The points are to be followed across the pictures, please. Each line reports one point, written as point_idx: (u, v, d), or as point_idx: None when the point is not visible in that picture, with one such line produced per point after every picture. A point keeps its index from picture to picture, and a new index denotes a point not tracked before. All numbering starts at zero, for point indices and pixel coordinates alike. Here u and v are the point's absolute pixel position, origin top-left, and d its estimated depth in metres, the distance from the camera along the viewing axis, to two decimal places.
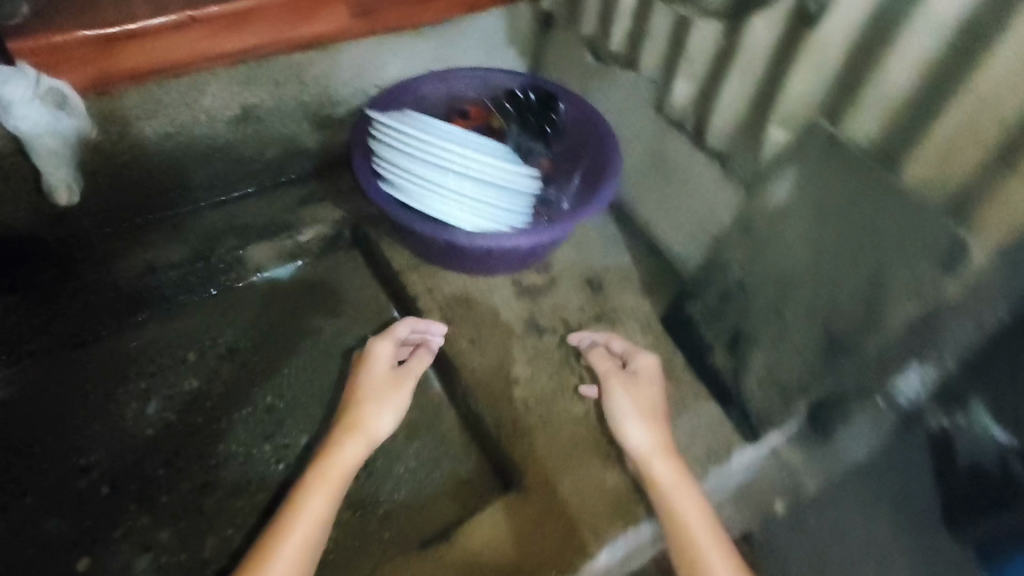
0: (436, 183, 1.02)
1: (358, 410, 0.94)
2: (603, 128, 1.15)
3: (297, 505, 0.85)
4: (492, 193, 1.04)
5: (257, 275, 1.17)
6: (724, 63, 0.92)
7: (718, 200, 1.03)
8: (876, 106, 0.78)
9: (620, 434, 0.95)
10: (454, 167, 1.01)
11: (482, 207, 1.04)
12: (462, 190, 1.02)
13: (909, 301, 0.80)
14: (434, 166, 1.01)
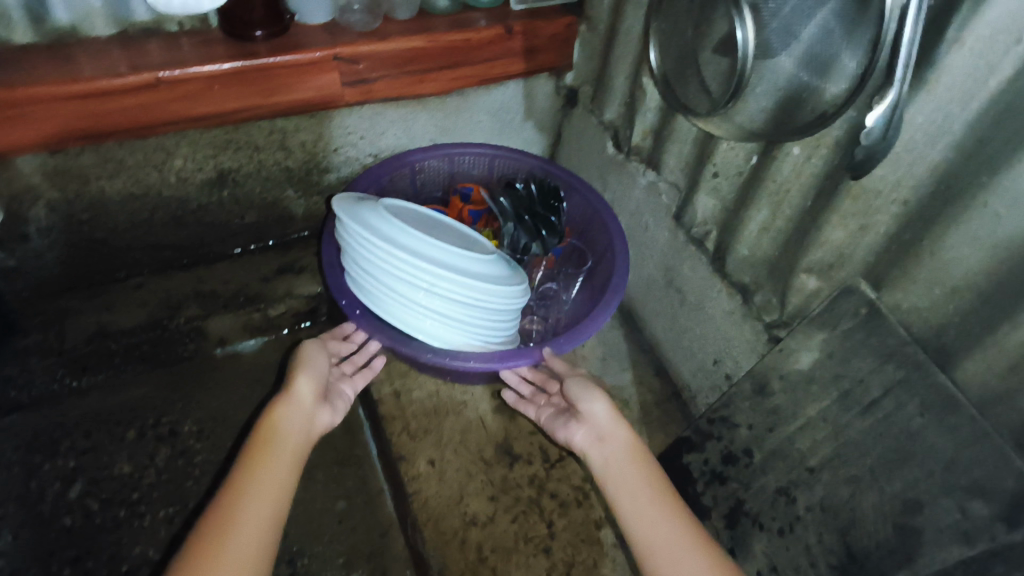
0: (403, 296, 0.84)
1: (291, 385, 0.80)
2: (614, 232, 1.00)
3: (251, 478, 0.69)
4: (470, 312, 0.85)
5: (219, 348, 1.10)
6: (753, 191, 0.79)
7: (740, 335, 0.86)
8: (932, 283, 0.62)
9: (580, 411, 0.82)
10: (425, 285, 0.82)
11: (458, 325, 0.86)
12: (433, 308, 0.84)
13: (960, 544, 0.59)
14: (400, 278, 0.83)
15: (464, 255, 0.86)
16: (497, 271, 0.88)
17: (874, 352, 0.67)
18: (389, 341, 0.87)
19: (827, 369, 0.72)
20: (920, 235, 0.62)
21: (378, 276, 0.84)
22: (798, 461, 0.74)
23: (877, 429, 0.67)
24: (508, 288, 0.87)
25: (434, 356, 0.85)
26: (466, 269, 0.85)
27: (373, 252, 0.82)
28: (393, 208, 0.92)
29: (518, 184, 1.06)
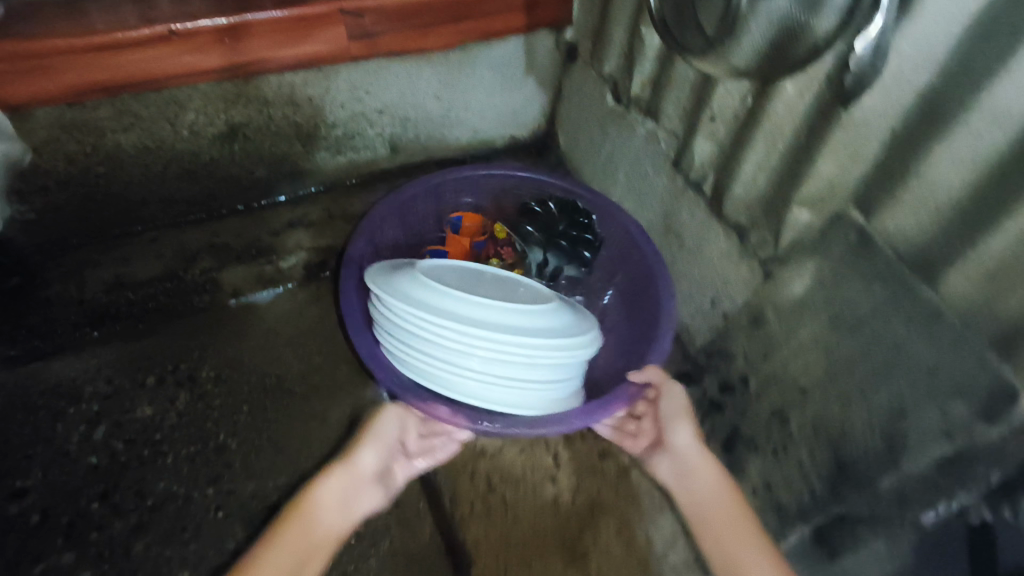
0: (465, 370, 0.74)
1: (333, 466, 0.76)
2: (651, 255, 0.99)
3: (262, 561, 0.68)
4: (562, 369, 0.76)
5: (234, 300, 1.14)
6: (748, 130, 0.82)
7: (736, 273, 0.90)
8: (917, 204, 0.65)
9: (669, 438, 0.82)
10: (485, 354, 0.72)
11: (550, 386, 0.77)
12: (502, 377, 0.74)
13: (941, 443, 0.65)
14: (457, 352, 0.73)
15: (534, 309, 0.77)
16: (563, 320, 0.79)
17: (862, 275, 0.71)
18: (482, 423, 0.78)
19: (819, 295, 0.76)
20: (905, 160, 0.65)
21: (449, 358, 0.74)
22: (791, 384, 0.80)
23: (865, 347, 0.71)
24: (587, 331, 0.80)
25: (535, 427, 0.78)
26: (529, 327, 0.75)
27: (447, 337, 0.72)
28: (431, 271, 0.82)
29: (538, 207, 1.04)
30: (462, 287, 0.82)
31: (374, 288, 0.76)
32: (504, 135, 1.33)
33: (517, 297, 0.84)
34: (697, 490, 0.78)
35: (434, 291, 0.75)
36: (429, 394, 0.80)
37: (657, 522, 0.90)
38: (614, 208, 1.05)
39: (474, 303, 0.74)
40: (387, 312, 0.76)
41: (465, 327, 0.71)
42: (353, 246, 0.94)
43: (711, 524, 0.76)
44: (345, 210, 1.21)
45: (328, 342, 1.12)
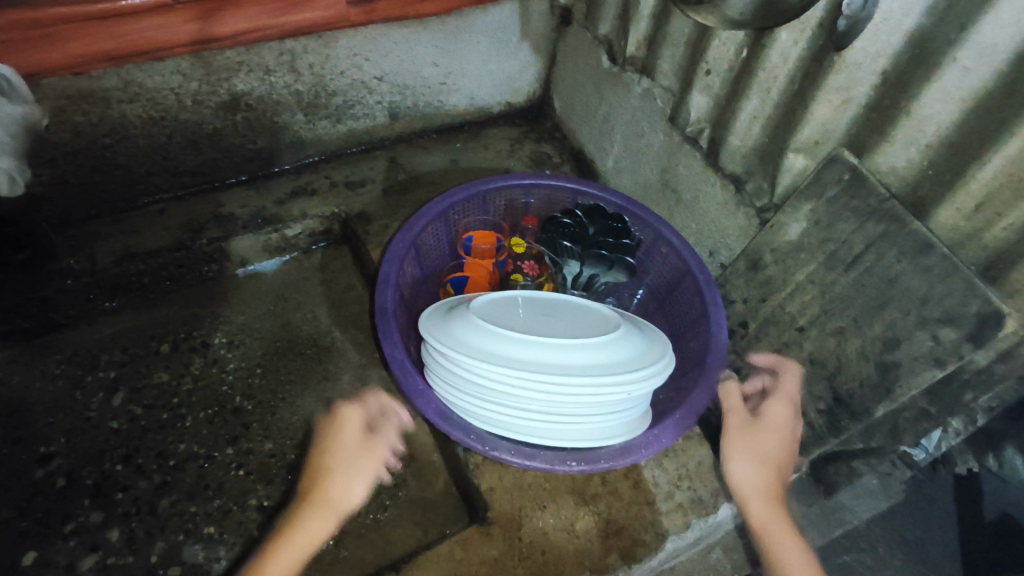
0: (557, 416, 0.70)
1: (309, 485, 0.74)
2: (691, 263, 0.92)
3: None
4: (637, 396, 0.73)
5: (242, 268, 1.16)
6: (743, 81, 0.85)
7: (733, 222, 0.94)
8: (908, 141, 0.68)
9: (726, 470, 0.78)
10: (580, 400, 0.68)
11: (626, 413, 0.74)
12: (594, 415, 0.71)
13: (932, 368, 0.68)
14: (547, 402, 0.69)
15: (603, 340, 0.73)
16: (637, 341, 0.75)
17: (856, 213, 0.74)
18: (571, 464, 0.75)
19: (814, 236, 0.80)
20: (896, 99, 0.67)
21: (520, 405, 0.70)
22: (789, 323, 0.84)
23: (860, 282, 0.75)
24: (655, 349, 0.75)
25: (621, 456, 0.75)
26: (613, 360, 0.71)
27: (537, 390, 0.67)
28: (481, 312, 0.77)
29: (565, 216, 0.98)
30: (515, 322, 0.77)
31: (441, 349, 0.69)
32: (500, 102, 1.35)
33: (572, 323, 0.79)
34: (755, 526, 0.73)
35: (507, 340, 0.70)
36: (510, 444, 0.75)
37: (662, 466, 0.92)
38: (650, 215, 0.97)
39: (535, 343, 0.71)
40: (458, 370, 0.70)
41: (554, 376, 0.67)
42: (386, 264, 0.88)
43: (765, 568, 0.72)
44: (348, 178, 1.23)
45: (337, 307, 1.15)
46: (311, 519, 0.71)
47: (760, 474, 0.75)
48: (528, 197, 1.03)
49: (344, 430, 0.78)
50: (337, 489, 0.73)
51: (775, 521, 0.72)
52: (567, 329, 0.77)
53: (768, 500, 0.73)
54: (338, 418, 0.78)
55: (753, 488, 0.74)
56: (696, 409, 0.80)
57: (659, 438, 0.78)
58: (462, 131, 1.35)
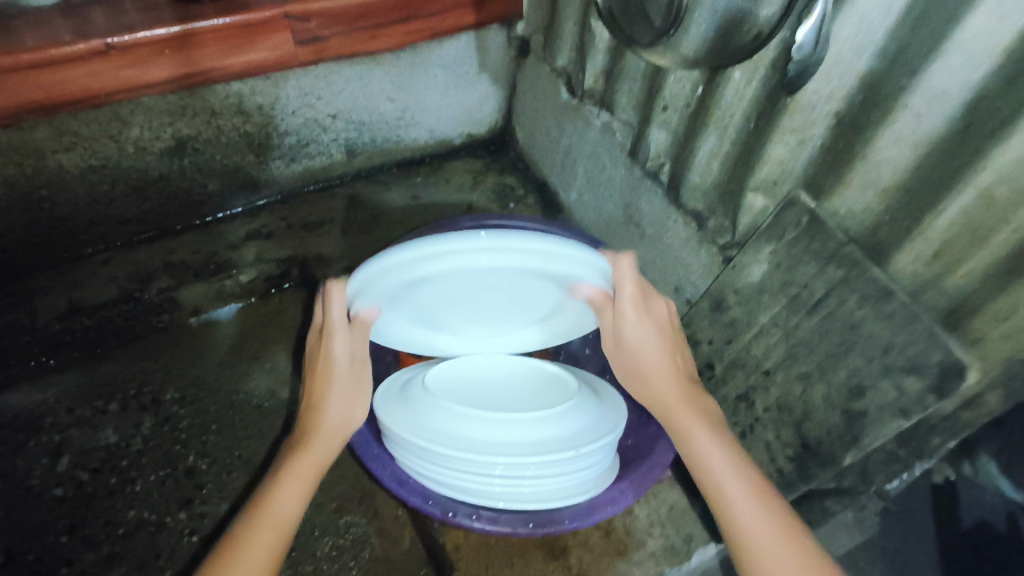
0: (520, 479, 0.68)
1: (311, 412, 0.67)
2: None
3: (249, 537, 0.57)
4: (601, 449, 0.70)
5: (194, 317, 1.12)
6: (699, 121, 0.83)
7: (697, 258, 0.93)
8: (864, 185, 0.66)
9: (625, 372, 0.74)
10: (544, 460, 0.67)
11: (590, 471, 0.72)
12: (560, 477, 0.69)
13: (898, 418, 0.67)
14: (508, 465, 0.67)
15: (564, 406, 0.73)
16: (600, 405, 0.75)
17: (816, 256, 0.73)
18: (535, 529, 0.72)
19: (776, 278, 0.78)
20: (851, 142, 0.66)
21: (479, 473, 0.68)
22: (754, 366, 0.83)
23: (822, 326, 0.74)
24: (610, 409, 0.75)
25: (587, 516, 0.73)
26: (577, 428, 0.71)
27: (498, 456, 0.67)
28: (398, 303, 0.71)
29: None
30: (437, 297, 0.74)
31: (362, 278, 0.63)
32: (461, 133, 1.32)
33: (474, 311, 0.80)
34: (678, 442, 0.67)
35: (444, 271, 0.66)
36: (469, 509, 0.72)
37: (634, 513, 0.90)
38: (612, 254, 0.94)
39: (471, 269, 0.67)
40: (412, 431, 0.69)
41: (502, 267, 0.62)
42: None
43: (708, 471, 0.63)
44: (305, 218, 1.19)
45: (296, 354, 1.11)
46: (320, 439, 0.66)
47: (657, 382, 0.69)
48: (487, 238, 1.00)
49: (333, 361, 0.67)
50: (339, 414, 0.68)
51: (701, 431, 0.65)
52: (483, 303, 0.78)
53: (679, 410, 0.67)
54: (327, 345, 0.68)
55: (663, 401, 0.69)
56: (665, 460, 0.77)
57: (626, 496, 0.75)
58: (423, 164, 1.33)
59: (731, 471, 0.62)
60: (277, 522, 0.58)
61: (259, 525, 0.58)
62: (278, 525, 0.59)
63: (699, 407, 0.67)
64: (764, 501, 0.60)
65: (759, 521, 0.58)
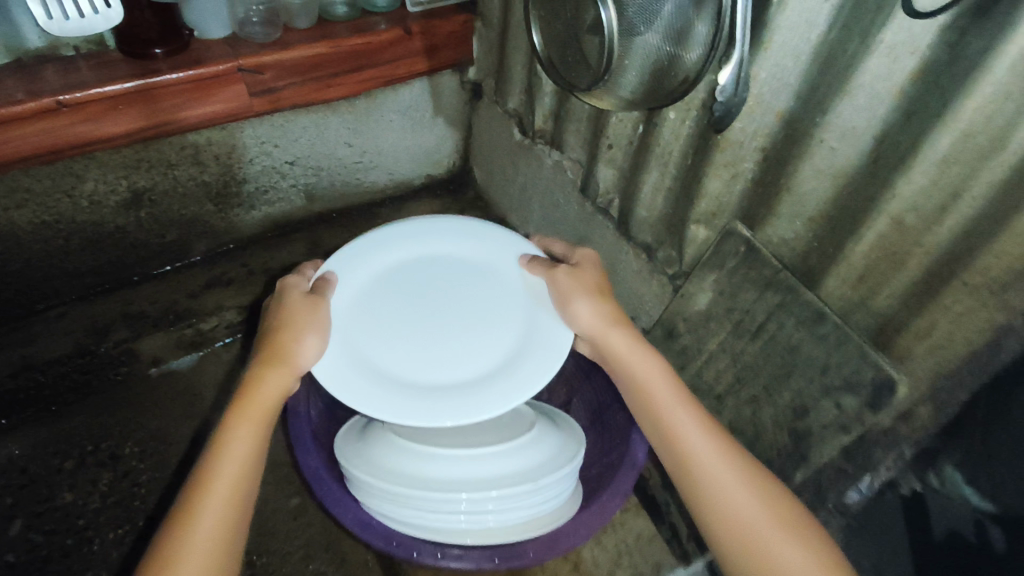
0: (482, 512, 0.68)
1: (278, 343, 0.68)
2: None
3: (216, 469, 0.61)
4: (559, 481, 0.71)
5: (154, 368, 1.10)
6: (641, 158, 0.87)
7: (649, 288, 0.96)
8: (792, 215, 0.71)
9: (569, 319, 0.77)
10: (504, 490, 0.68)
11: (552, 502, 0.73)
12: (522, 507, 0.70)
13: (840, 435, 0.71)
14: (470, 499, 0.67)
15: (524, 440, 0.74)
16: (560, 437, 0.76)
17: (754, 283, 0.77)
18: (501, 562, 0.72)
19: (721, 305, 0.82)
20: (777, 175, 0.70)
21: (443, 510, 0.68)
22: (707, 391, 0.86)
23: (765, 349, 0.77)
24: (569, 441, 0.76)
25: (550, 548, 0.73)
26: (537, 458, 0.72)
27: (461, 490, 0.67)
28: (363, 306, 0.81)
29: None
30: (381, 308, 0.82)
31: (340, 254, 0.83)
32: (420, 174, 1.35)
33: (407, 352, 0.79)
34: (623, 373, 0.73)
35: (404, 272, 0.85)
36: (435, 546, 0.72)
37: (600, 543, 0.91)
38: None
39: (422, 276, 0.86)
40: (373, 475, 0.69)
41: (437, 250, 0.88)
42: None
43: (659, 402, 0.70)
44: (265, 264, 1.20)
45: None
46: (283, 368, 0.67)
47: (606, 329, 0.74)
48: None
49: (297, 308, 0.72)
50: (305, 346, 0.70)
51: (646, 364, 0.72)
52: (421, 336, 0.81)
53: (622, 348, 0.73)
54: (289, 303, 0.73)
55: (606, 343, 0.74)
56: (623, 489, 0.78)
57: (589, 526, 0.75)
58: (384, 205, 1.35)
59: (683, 411, 0.68)
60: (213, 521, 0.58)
61: (220, 456, 0.62)
62: (210, 524, 0.58)
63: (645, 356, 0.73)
64: (711, 432, 0.67)
65: (713, 452, 0.65)
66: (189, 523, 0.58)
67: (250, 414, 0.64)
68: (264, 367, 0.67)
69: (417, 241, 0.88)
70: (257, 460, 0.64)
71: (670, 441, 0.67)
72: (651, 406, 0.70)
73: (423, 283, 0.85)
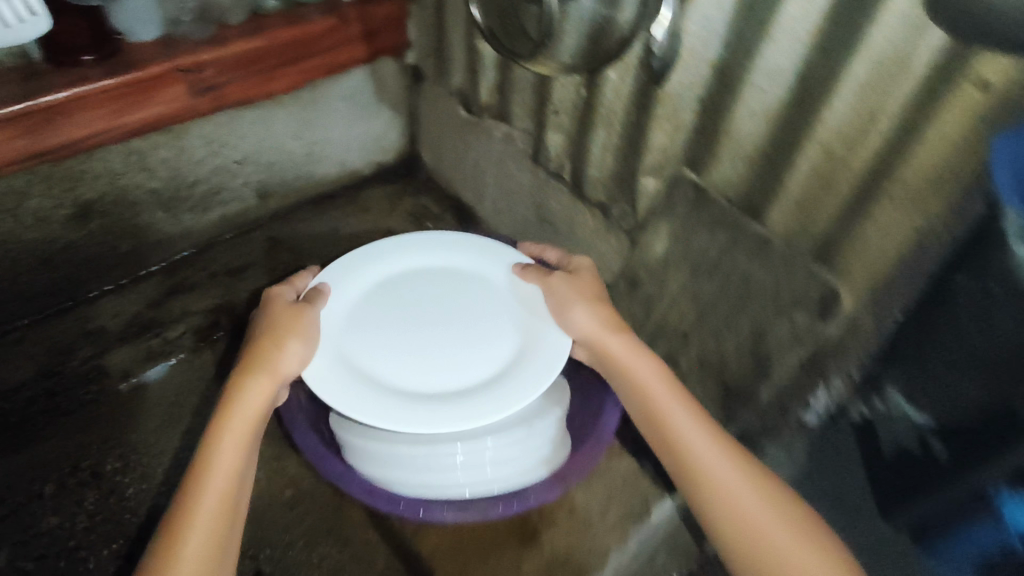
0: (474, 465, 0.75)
1: (262, 350, 0.74)
2: None
3: (206, 471, 0.67)
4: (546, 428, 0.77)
5: (126, 382, 1.05)
6: (587, 120, 0.92)
7: (608, 244, 1.01)
8: (733, 155, 0.77)
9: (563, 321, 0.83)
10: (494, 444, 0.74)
11: (545, 451, 0.78)
12: (514, 457, 0.76)
13: (797, 350, 0.78)
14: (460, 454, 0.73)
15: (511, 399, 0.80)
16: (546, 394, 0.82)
17: (706, 223, 0.83)
18: (506, 508, 0.76)
19: (677, 249, 0.88)
20: (715, 120, 0.76)
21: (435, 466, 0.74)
22: (674, 331, 0.92)
23: (722, 283, 0.84)
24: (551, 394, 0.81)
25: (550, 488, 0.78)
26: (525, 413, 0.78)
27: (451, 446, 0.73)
28: (355, 325, 0.84)
29: None
30: (373, 324, 0.84)
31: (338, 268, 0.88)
32: (370, 162, 1.35)
33: (396, 363, 0.81)
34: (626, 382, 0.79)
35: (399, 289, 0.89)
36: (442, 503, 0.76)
37: (591, 488, 0.96)
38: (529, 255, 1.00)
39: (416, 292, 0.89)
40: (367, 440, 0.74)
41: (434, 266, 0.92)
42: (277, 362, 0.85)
43: (662, 411, 0.76)
44: (227, 265, 1.19)
45: None
46: (266, 374, 0.73)
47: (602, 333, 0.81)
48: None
49: (284, 319, 0.77)
50: (288, 351, 0.75)
51: (643, 368, 0.79)
52: (416, 344, 0.83)
53: (622, 359, 0.80)
54: (274, 313, 0.79)
55: (608, 353, 0.81)
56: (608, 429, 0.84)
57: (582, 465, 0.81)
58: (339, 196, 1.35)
59: (685, 416, 0.75)
60: (210, 507, 0.65)
61: (210, 458, 0.68)
62: (204, 522, 0.64)
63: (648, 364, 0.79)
64: (707, 427, 0.75)
65: (714, 452, 0.72)
66: (188, 508, 0.65)
67: (235, 419, 0.70)
68: (249, 374, 0.73)
69: (411, 254, 0.93)
70: (246, 458, 0.70)
71: (674, 445, 0.74)
72: (655, 414, 0.76)
73: (415, 298, 0.88)
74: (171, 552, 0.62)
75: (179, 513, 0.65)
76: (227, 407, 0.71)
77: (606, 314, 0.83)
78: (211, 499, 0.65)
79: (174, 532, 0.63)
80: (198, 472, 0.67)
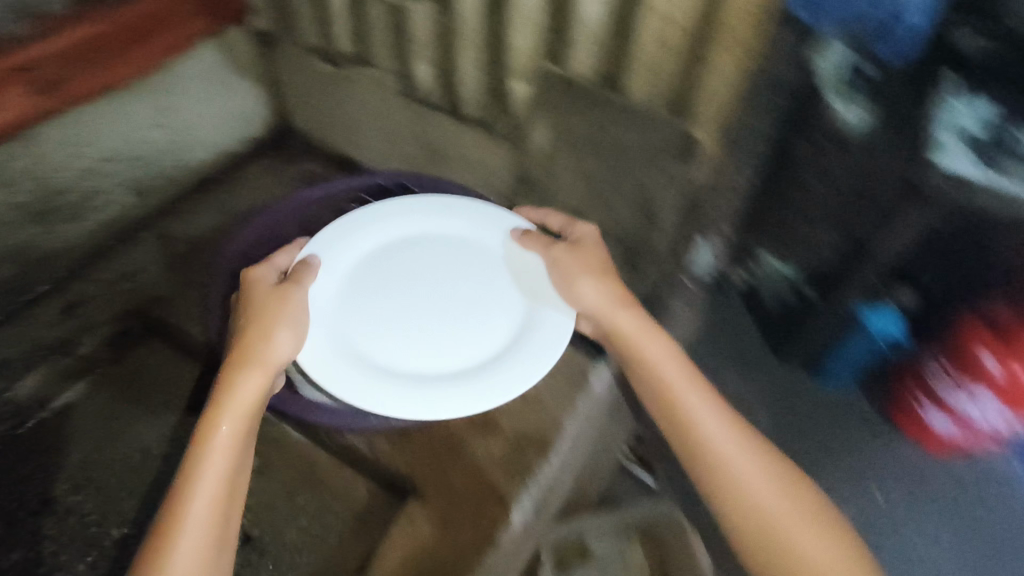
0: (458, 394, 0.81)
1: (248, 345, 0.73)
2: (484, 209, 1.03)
3: (197, 474, 0.68)
4: None
5: (51, 408, 1.03)
6: (448, 41, 0.98)
7: (495, 155, 1.09)
8: (585, 40, 0.86)
9: (572, 287, 0.83)
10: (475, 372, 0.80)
11: None
12: None
13: None
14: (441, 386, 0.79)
15: None
16: None
17: (576, 109, 0.92)
18: None
19: (557, 140, 0.97)
20: (562, 11, 0.85)
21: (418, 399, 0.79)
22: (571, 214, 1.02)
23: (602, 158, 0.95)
24: None
25: None
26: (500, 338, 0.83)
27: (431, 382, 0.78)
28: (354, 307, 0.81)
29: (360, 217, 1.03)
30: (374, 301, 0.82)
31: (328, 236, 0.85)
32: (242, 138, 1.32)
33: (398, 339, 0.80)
34: (645, 370, 0.82)
35: (396, 259, 0.86)
36: None
37: None
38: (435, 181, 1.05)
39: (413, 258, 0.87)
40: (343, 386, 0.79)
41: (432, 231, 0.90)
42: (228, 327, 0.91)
43: (684, 407, 0.80)
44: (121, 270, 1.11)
45: None
46: (253, 371, 0.72)
47: (615, 317, 0.83)
48: (308, 211, 1.04)
49: (272, 307, 0.75)
50: (276, 343, 0.73)
51: (661, 354, 0.82)
52: (413, 316, 0.82)
53: (642, 347, 0.82)
54: (260, 300, 0.75)
55: (625, 335, 0.83)
56: None
57: None
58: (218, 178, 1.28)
59: (705, 411, 0.80)
60: (200, 514, 0.67)
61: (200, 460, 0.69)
62: (196, 527, 0.66)
63: (670, 354, 0.82)
64: (725, 417, 0.80)
65: (731, 442, 0.78)
66: (178, 517, 0.66)
67: (223, 418, 0.71)
68: (235, 371, 0.72)
69: (409, 223, 0.89)
70: (235, 456, 0.71)
71: (693, 438, 0.78)
72: (672, 406, 0.80)
73: (416, 265, 0.86)
74: (163, 557, 0.65)
75: (172, 516, 0.67)
76: (215, 407, 0.71)
77: (618, 291, 0.84)
78: (199, 508, 0.67)
79: (168, 536, 0.66)
80: (188, 477, 0.69)
